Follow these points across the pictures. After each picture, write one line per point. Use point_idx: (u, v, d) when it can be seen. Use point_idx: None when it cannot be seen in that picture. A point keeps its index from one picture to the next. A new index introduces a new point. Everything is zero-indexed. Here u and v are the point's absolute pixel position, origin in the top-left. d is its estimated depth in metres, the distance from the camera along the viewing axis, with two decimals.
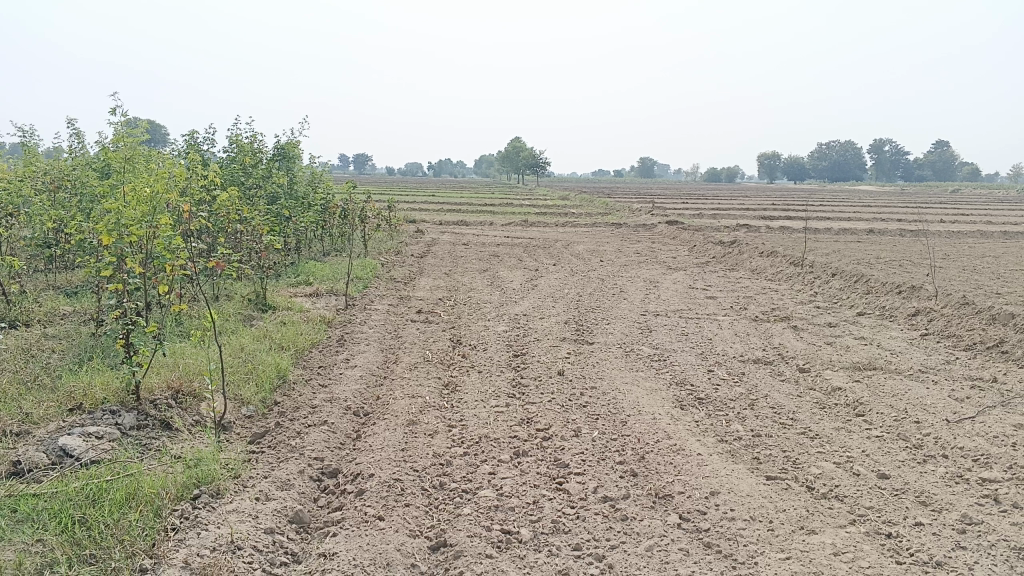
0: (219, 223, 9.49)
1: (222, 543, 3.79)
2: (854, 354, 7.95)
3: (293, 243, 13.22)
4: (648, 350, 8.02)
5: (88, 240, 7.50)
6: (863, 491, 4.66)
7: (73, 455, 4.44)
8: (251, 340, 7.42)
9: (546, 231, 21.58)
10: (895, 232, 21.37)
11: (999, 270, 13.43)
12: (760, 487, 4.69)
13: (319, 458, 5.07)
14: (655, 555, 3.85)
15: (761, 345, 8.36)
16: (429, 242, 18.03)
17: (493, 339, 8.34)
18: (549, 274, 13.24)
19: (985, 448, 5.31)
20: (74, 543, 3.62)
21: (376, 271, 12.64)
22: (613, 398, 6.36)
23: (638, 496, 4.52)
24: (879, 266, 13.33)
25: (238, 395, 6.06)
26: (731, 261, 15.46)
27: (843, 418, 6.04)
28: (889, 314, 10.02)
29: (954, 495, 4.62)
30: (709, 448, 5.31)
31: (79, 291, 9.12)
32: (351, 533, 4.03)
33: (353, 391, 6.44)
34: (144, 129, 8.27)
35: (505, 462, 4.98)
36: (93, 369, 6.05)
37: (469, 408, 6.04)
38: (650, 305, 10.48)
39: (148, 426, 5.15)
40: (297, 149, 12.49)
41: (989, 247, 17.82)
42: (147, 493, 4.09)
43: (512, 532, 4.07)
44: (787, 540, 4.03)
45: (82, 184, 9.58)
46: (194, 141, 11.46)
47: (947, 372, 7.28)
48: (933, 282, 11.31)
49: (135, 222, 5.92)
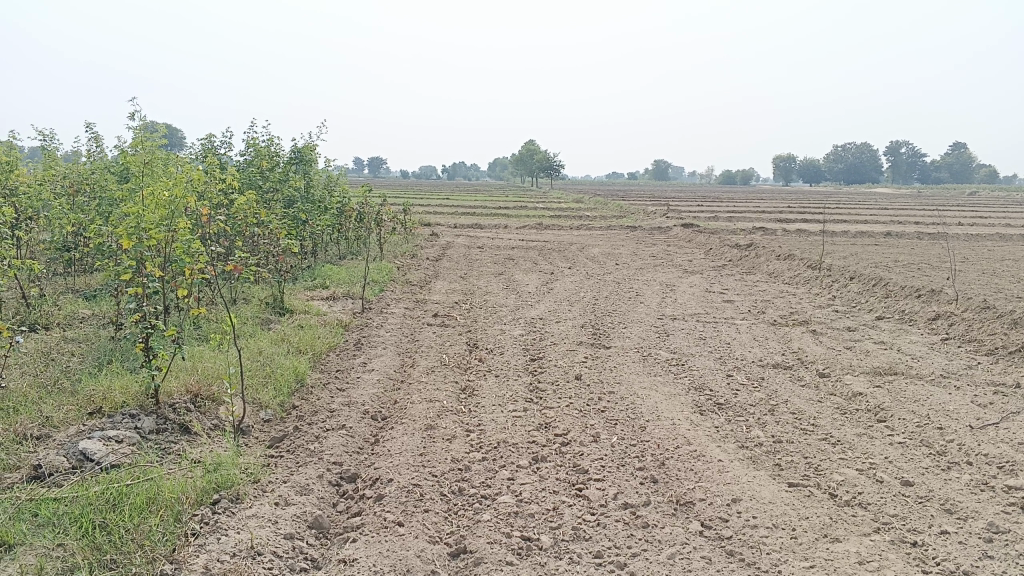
0: (237, 226, 9.52)
1: (243, 549, 3.78)
2: (875, 358, 7.88)
3: (309, 246, 13.24)
4: (666, 354, 7.98)
5: (107, 244, 7.54)
6: (886, 499, 4.61)
7: (93, 459, 4.45)
8: (269, 344, 7.44)
9: (561, 234, 21.54)
10: (913, 235, 21.21)
11: (1019, 274, 13.28)
12: (782, 494, 4.64)
13: (338, 463, 5.06)
14: (677, 563, 3.81)
15: (780, 349, 8.30)
16: (444, 245, 18.03)
17: (510, 343, 8.32)
18: (564, 278, 13.21)
19: (1010, 455, 5.24)
20: (95, 548, 3.63)
21: (392, 275, 12.65)
22: (631, 403, 6.32)
23: (658, 503, 4.48)
24: (897, 270, 13.23)
25: (257, 399, 6.07)
26: (747, 264, 15.37)
27: (864, 424, 5.97)
28: (908, 318, 9.93)
29: (980, 503, 4.56)
30: (729, 455, 5.26)
31: (98, 294, 9.16)
32: (371, 539, 4.01)
33: (371, 395, 6.43)
34: (162, 133, 8.31)
35: (524, 468, 4.95)
36: (113, 372, 6.08)
37: (487, 413, 6.02)
38: (667, 309, 10.43)
39: (167, 430, 5.15)
40: (313, 152, 12.53)
41: (1009, 250, 17.69)
42: (167, 497, 4.10)
43: (532, 538, 4.04)
44: (811, 548, 3.99)
45: (101, 188, 9.63)
46: (211, 144, 11.52)
47: (968, 377, 7.19)
48: (952, 286, 11.20)
49: (155, 226, 5.95)
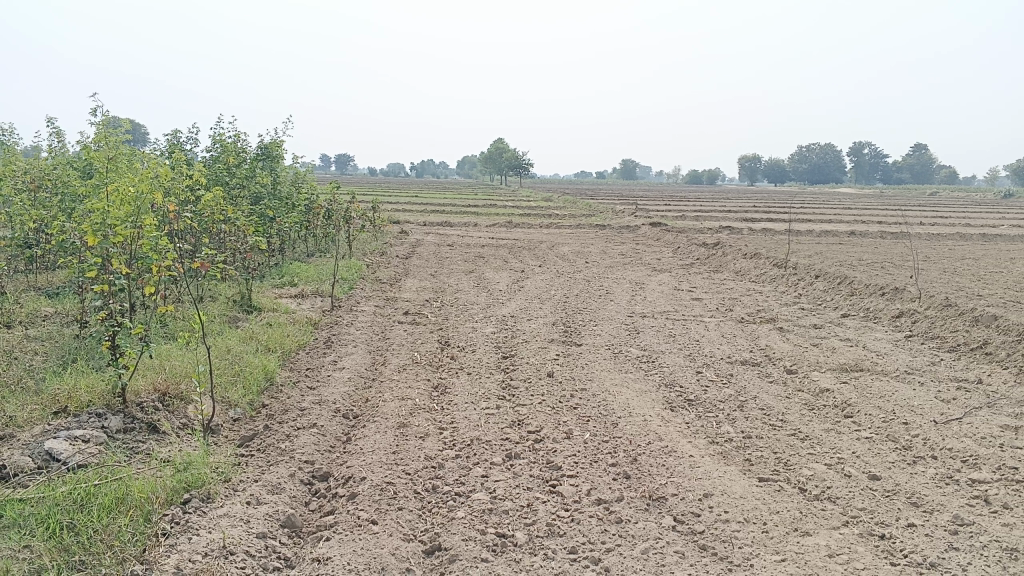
0: (203, 223, 9.40)
1: (215, 549, 3.75)
2: (841, 355, 8.00)
3: (277, 243, 13.12)
4: (637, 351, 8.02)
5: (71, 240, 7.41)
6: (855, 493, 4.68)
7: (59, 459, 4.36)
8: (237, 341, 7.35)
9: (530, 232, 21.60)
10: (876, 234, 21.58)
11: (979, 272, 13.57)
12: (753, 489, 4.70)
13: (309, 462, 5.03)
14: (651, 558, 3.84)
15: (748, 346, 8.39)
16: (414, 243, 17.97)
17: (481, 340, 8.31)
18: (535, 276, 13.22)
19: (973, 449, 5.36)
20: (63, 549, 3.56)
21: (361, 273, 12.58)
22: (603, 399, 6.35)
23: (632, 498, 4.51)
24: (861, 268, 13.44)
25: (226, 398, 6.00)
26: (715, 262, 15.53)
27: (832, 419, 6.07)
28: (873, 316, 10.09)
29: (945, 496, 4.65)
30: (700, 450, 5.31)
31: (61, 292, 8.99)
32: (345, 538, 3.99)
33: (342, 393, 6.39)
34: (127, 128, 8.19)
35: (498, 465, 4.95)
36: (78, 371, 5.98)
37: (459, 411, 6.00)
38: (637, 307, 10.50)
39: (135, 429, 5.07)
40: (281, 148, 12.43)
41: (968, 249, 18.06)
42: (137, 497, 4.04)
43: (507, 535, 4.05)
44: (782, 542, 4.04)
45: (64, 184, 9.46)
46: (177, 140, 11.36)
47: (932, 373, 7.33)
48: (915, 284, 11.40)
49: (121, 222, 5.87)
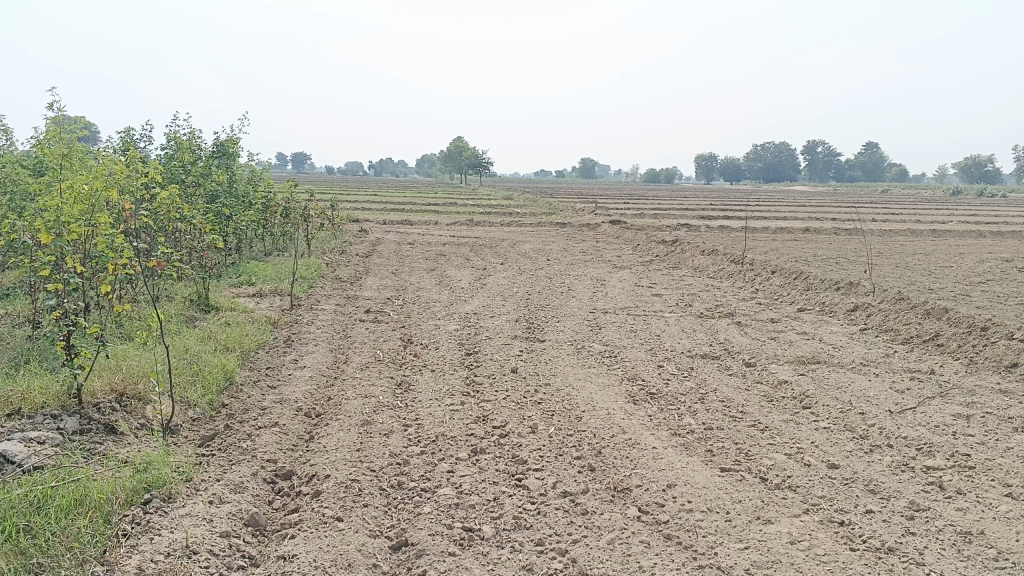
0: (159, 222, 9.23)
1: (178, 549, 3.70)
2: (798, 348, 8.13)
3: (233, 242, 12.94)
4: (598, 346, 8.06)
5: (23, 238, 7.23)
6: (814, 481, 4.76)
7: (14, 461, 4.24)
8: (196, 341, 7.23)
9: (491, 230, 21.62)
10: (830, 230, 21.95)
11: (930, 266, 13.88)
12: (715, 479, 4.76)
13: (272, 460, 4.98)
14: (617, 548, 3.88)
15: (707, 341, 8.50)
16: (374, 241, 17.84)
17: (444, 338, 8.29)
18: (496, 273, 13.21)
19: (927, 437, 5.49)
20: (19, 552, 3.47)
21: (321, 271, 12.47)
22: (567, 394, 6.39)
23: (597, 490, 4.54)
24: (817, 263, 13.69)
25: (185, 398, 5.91)
26: (673, 259, 15.68)
27: (791, 410, 6.16)
28: (828, 309, 10.27)
29: (901, 483, 4.76)
30: (663, 442, 5.37)
31: (10, 293, 8.75)
32: (310, 535, 3.96)
33: (304, 392, 6.33)
34: (81, 125, 8.03)
35: (464, 460, 4.95)
36: (31, 372, 5.83)
37: (423, 408, 5.98)
38: (598, 303, 10.56)
39: (91, 431, 4.97)
40: (237, 146, 12.27)
41: (919, 244, 18.52)
42: (95, 499, 3.96)
43: (473, 529, 4.05)
44: (744, 530, 4.09)
45: (13, 181, 9.21)
46: (131, 137, 11.17)
47: (887, 365, 7.49)
48: (868, 279, 11.63)
49: (74, 220, 5.73)
